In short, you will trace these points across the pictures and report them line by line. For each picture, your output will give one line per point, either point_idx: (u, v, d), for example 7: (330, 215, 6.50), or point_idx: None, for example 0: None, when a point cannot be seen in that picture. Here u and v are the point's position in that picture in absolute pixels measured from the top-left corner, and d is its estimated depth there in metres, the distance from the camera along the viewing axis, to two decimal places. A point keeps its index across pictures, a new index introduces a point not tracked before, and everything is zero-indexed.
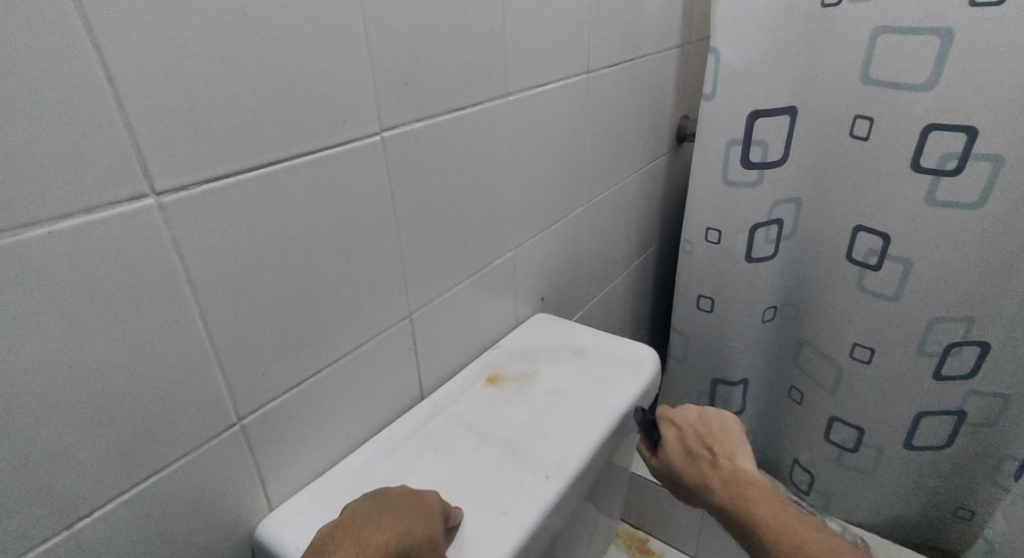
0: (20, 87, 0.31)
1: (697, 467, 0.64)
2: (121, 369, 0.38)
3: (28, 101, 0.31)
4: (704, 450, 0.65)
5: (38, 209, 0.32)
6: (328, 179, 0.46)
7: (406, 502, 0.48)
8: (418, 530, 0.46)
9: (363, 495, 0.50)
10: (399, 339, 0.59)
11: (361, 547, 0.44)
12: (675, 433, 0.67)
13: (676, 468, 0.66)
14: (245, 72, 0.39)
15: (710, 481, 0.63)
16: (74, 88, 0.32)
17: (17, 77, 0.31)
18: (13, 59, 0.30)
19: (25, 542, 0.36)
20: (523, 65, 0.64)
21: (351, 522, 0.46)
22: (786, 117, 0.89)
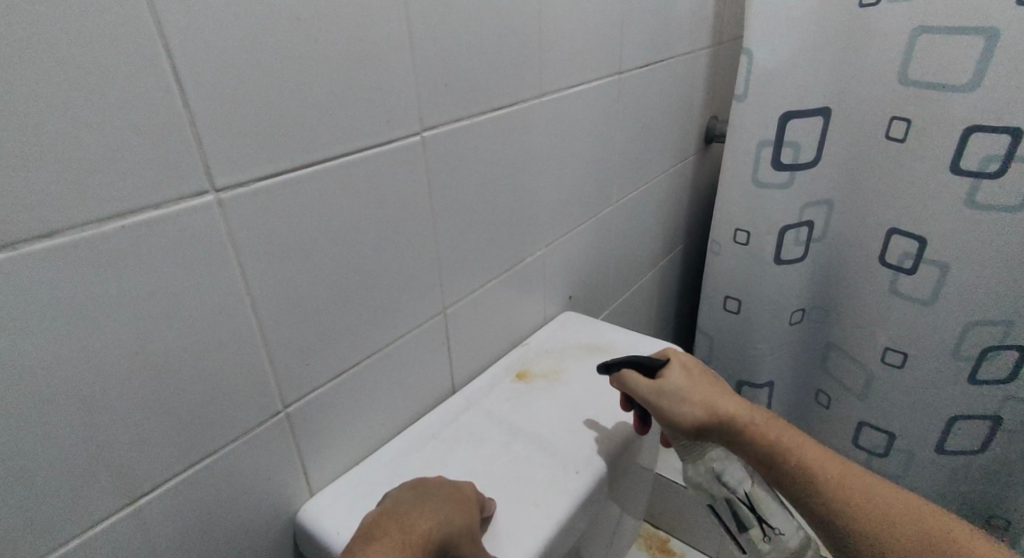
0: (99, 90, 0.33)
1: (711, 390, 0.57)
2: (181, 356, 0.40)
3: (107, 103, 0.33)
4: (711, 378, 0.59)
5: (113, 203, 0.35)
6: (371, 178, 0.48)
7: (446, 492, 0.50)
8: (458, 520, 0.47)
9: (402, 483, 0.51)
10: (434, 333, 0.60)
11: (406, 532, 0.46)
12: (676, 361, 0.60)
13: (688, 388, 0.57)
14: (299, 74, 0.41)
15: (725, 399, 0.57)
16: (146, 89, 0.35)
17: (95, 75, 0.33)
18: (94, 63, 0.33)
19: (95, 514, 0.38)
20: (557, 65, 0.65)
21: (394, 510, 0.48)
22: (819, 118, 0.89)
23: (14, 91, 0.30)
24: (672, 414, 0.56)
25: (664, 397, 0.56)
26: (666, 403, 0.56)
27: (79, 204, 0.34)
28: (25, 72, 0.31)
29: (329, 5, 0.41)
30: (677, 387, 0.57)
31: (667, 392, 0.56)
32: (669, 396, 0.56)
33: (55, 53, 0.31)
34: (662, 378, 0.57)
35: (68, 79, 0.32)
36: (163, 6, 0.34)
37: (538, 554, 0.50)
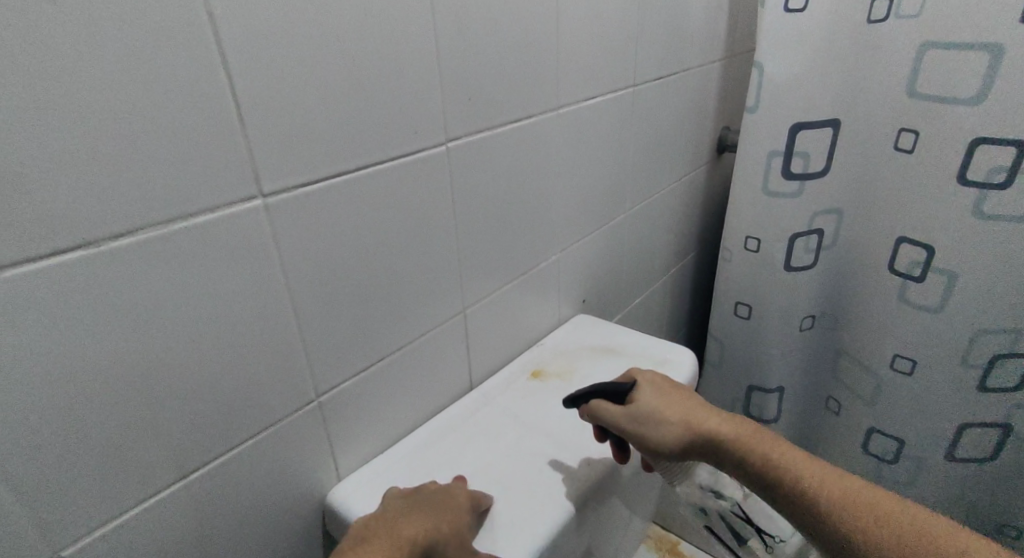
0: (169, 104, 0.37)
1: (683, 407, 0.58)
2: (228, 346, 0.44)
3: (175, 117, 0.37)
4: (681, 393, 0.60)
5: (175, 205, 0.39)
6: (401, 185, 0.52)
7: (437, 498, 0.52)
8: (445, 525, 0.49)
9: (400, 489, 0.54)
10: (455, 332, 0.64)
11: (393, 537, 0.48)
12: (644, 382, 0.61)
13: (660, 409, 0.58)
14: (339, 90, 0.45)
15: (697, 415, 0.58)
16: (207, 104, 0.39)
17: (165, 92, 0.37)
18: (166, 81, 0.36)
19: (150, 485, 0.42)
20: (575, 79, 0.69)
21: (386, 518, 0.50)
22: (828, 129, 0.91)
23: (96, 104, 0.34)
24: (650, 438, 0.57)
25: (637, 422, 0.57)
26: (642, 428, 0.57)
27: (147, 205, 0.38)
28: (107, 91, 0.35)
29: (368, 28, 0.45)
30: (649, 409, 0.58)
31: (641, 417, 0.58)
32: (644, 420, 0.58)
33: (132, 73, 0.35)
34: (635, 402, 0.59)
35: (141, 93, 0.36)
36: (225, 30, 0.38)
37: (551, 541, 0.53)
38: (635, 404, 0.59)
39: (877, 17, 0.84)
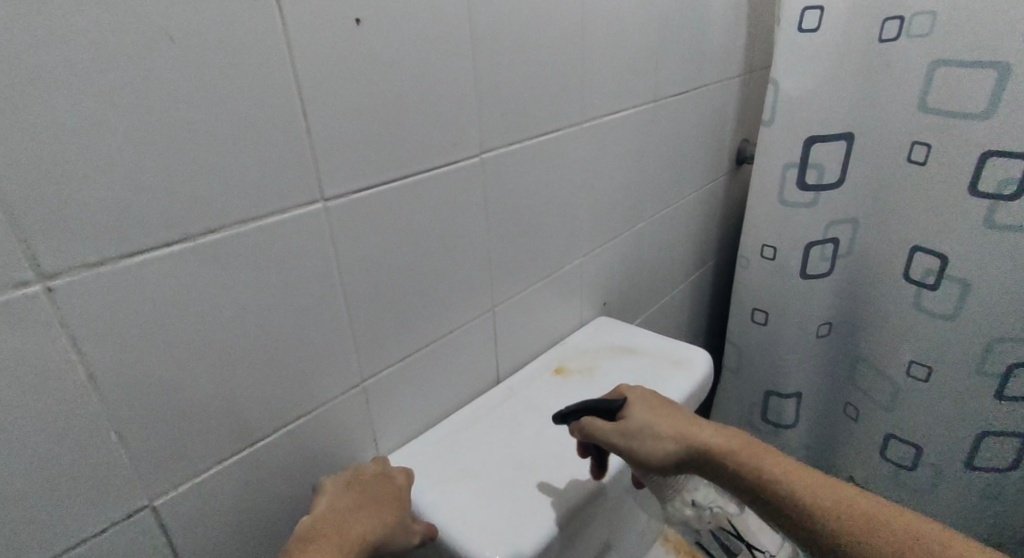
0: (250, 117, 0.41)
1: (671, 419, 0.57)
2: (293, 332, 0.48)
3: (253, 129, 0.42)
4: (672, 407, 0.60)
5: (256, 203, 0.43)
6: (441, 192, 0.57)
7: (380, 491, 0.54)
8: (392, 518, 0.52)
9: (337, 478, 0.53)
10: (484, 328, 0.69)
11: (342, 535, 0.48)
12: (633, 397, 0.61)
13: (647, 422, 0.57)
14: (391, 108, 0.50)
15: (686, 426, 0.57)
16: (282, 117, 0.43)
17: (251, 106, 0.41)
18: (248, 96, 0.41)
19: (224, 452, 0.46)
20: (598, 96, 0.74)
21: (331, 514, 0.50)
22: (843, 142, 0.95)
23: (194, 111, 0.39)
24: (640, 452, 0.57)
25: (624, 435, 0.57)
26: (630, 442, 0.57)
27: (231, 202, 0.42)
28: (206, 103, 0.39)
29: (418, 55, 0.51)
30: (637, 423, 0.58)
31: (628, 431, 0.57)
32: (632, 434, 0.57)
33: (224, 89, 0.40)
34: (623, 417, 0.59)
35: (229, 106, 0.40)
36: (300, 54, 0.43)
37: (574, 520, 0.57)
38: (623, 419, 0.59)
39: (888, 36, 0.87)
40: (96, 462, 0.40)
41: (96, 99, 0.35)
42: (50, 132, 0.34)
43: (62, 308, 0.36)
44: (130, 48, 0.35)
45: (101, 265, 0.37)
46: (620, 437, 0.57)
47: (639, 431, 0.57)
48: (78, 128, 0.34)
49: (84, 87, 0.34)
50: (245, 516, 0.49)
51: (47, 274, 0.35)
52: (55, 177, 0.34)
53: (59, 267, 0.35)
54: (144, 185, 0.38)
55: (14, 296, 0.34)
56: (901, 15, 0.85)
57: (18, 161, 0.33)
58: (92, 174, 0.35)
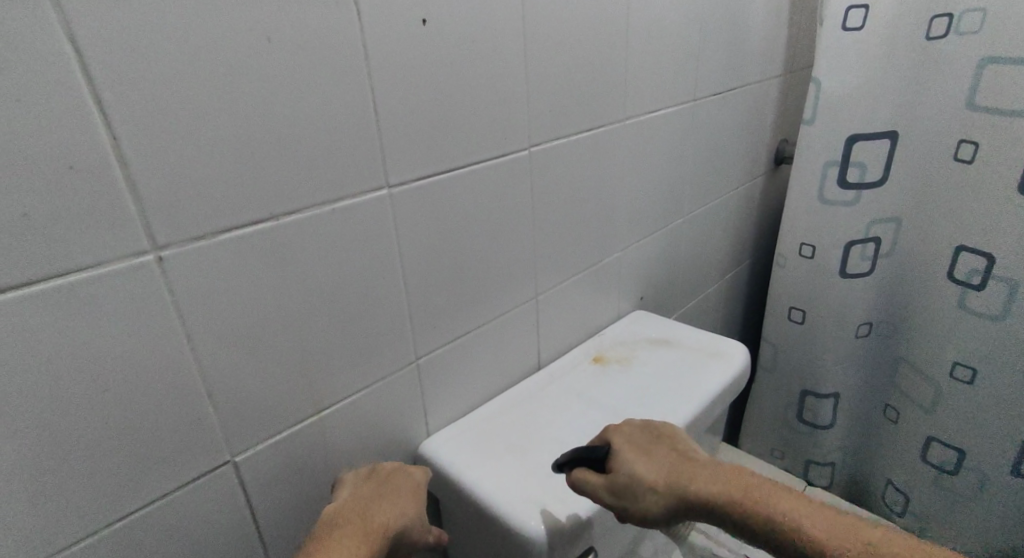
0: (330, 108, 0.45)
1: (665, 465, 0.53)
2: (359, 309, 0.52)
3: (331, 119, 0.46)
4: (665, 449, 0.55)
5: (334, 188, 0.47)
6: (492, 182, 0.60)
7: (398, 485, 0.54)
8: (409, 510, 0.52)
9: (355, 474, 0.55)
10: (526, 315, 0.72)
11: (366, 521, 0.49)
12: (622, 442, 0.56)
13: (640, 473, 0.52)
14: (449, 102, 0.53)
15: (680, 471, 0.52)
16: (356, 109, 0.47)
17: (331, 99, 0.45)
18: (328, 88, 0.45)
19: (295, 416, 0.51)
20: (641, 94, 0.77)
21: (354, 503, 0.51)
22: (886, 141, 0.95)
23: (283, 103, 0.43)
24: (635, 508, 0.52)
25: (618, 493, 0.53)
26: (625, 499, 0.53)
27: (310, 187, 0.46)
28: (294, 97, 0.43)
29: (478, 54, 0.55)
30: (628, 475, 0.53)
31: (621, 486, 0.53)
32: (625, 490, 0.53)
33: (309, 83, 0.44)
34: (612, 470, 0.54)
35: (312, 99, 0.44)
36: (373, 54, 0.47)
37: None
38: (613, 471, 0.54)
39: (935, 34, 0.86)
40: (190, 417, 0.44)
41: (206, 91, 0.39)
42: (167, 118, 0.38)
43: (170, 277, 0.40)
44: (232, 46, 0.39)
45: (202, 239, 0.41)
46: (613, 496, 0.53)
47: (632, 485, 0.52)
48: (190, 116, 0.39)
49: (197, 80, 0.39)
50: (307, 479, 0.53)
51: (158, 245, 0.39)
52: (171, 159, 0.39)
53: (170, 240, 0.40)
54: (241, 168, 0.42)
55: (131, 263, 0.39)
56: (950, 13, 0.84)
57: (146, 144, 0.37)
58: (202, 157, 0.40)
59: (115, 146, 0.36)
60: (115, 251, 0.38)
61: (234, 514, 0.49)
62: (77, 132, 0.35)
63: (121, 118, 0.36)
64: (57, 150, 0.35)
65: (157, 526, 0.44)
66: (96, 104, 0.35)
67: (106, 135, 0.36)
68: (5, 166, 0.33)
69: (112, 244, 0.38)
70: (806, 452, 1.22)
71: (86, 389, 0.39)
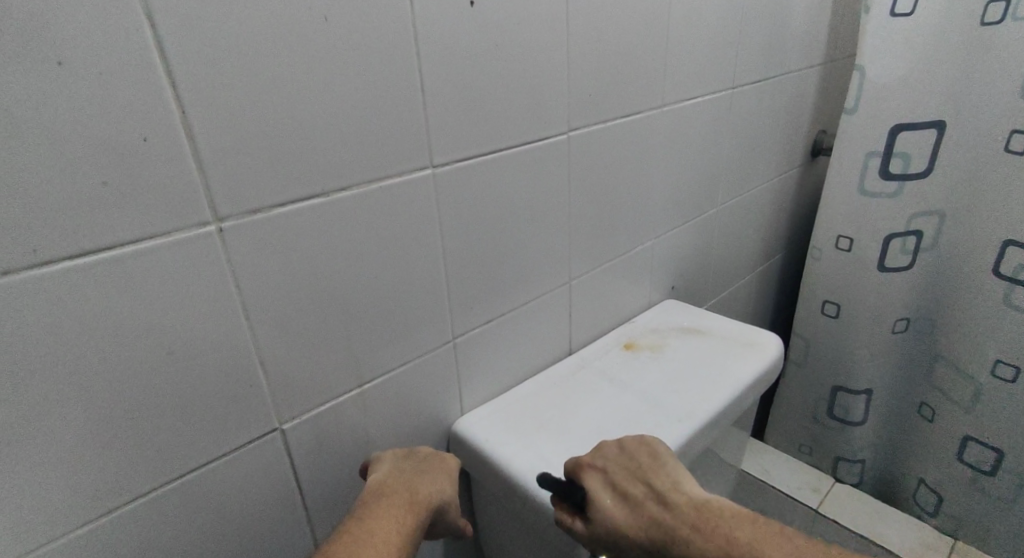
0: (380, 87, 0.46)
1: (643, 514, 0.52)
2: (401, 286, 0.54)
3: (380, 98, 0.47)
4: (642, 489, 0.53)
5: (381, 167, 0.48)
6: (530, 165, 0.61)
7: (434, 464, 0.56)
8: (447, 490, 0.54)
9: (392, 453, 0.56)
10: (559, 300, 0.73)
11: (412, 494, 0.51)
12: (600, 482, 0.54)
13: (617, 523, 0.52)
14: (492, 84, 0.54)
15: (658, 519, 0.51)
16: (403, 89, 0.48)
17: (380, 77, 0.46)
18: (378, 68, 0.46)
19: (339, 389, 0.52)
20: (679, 80, 0.76)
21: (398, 476, 0.52)
22: (933, 131, 0.92)
23: (335, 81, 0.44)
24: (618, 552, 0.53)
25: (598, 541, 0.53)
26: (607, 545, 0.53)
27: (360, 166, 0.47)
28: (345, 76, 0.44)
29: (520, 37, 0.55)
30: (605, 525, 0.52)
31: (599, 535, 0.52)
32: (605, 538, 0.52)
33: (361, 62, 0.45)
34: (590, 517, 0.53)
35: (362, 78, 0.45)
36: (421, 35, 0.47)
37: None
38: (591, 519, 0.53)
39: (991, 19, 0.83)
40: (246, 383, 0.46)
41: (266, 68, 0.40)
42: (231, 93, 0.39)
43: (229, 247, 0.42)
44: (292, 25, 0.41)
45: (260, 212, 0.43)
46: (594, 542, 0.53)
47: (610, 534, 0.52)
48: (249, 92, 0.40)
49: (259, 57, 0.40)
50: (346, 449, 0.55)
51: (220, 216, 0.41)
52: (234, 133, 0.40)
53: (230, 212, 0.42)
54: (298, 144, 0.43)
55: (196, 233, 0.41)
56: None
57: (212, 119, 0.39)
58: (260, 132, 0.41)
59: (184, 117, 0.38)
60: (182, 221, 0.40)
61: (280, 480, 0.51)
62: (150, 105, 0.37)
63: (190, 93, 0.38)
64: (131, 120, 0.36)
65: (210, 487, 0.47)
66: (169, 80, 0.37)
67: (177, 106, 0.38)
68: (84, 135, 0.35)
69: (179, 214, 0.39)
70: (836, 449, 1.20)
71: (152, 351, 0.41)
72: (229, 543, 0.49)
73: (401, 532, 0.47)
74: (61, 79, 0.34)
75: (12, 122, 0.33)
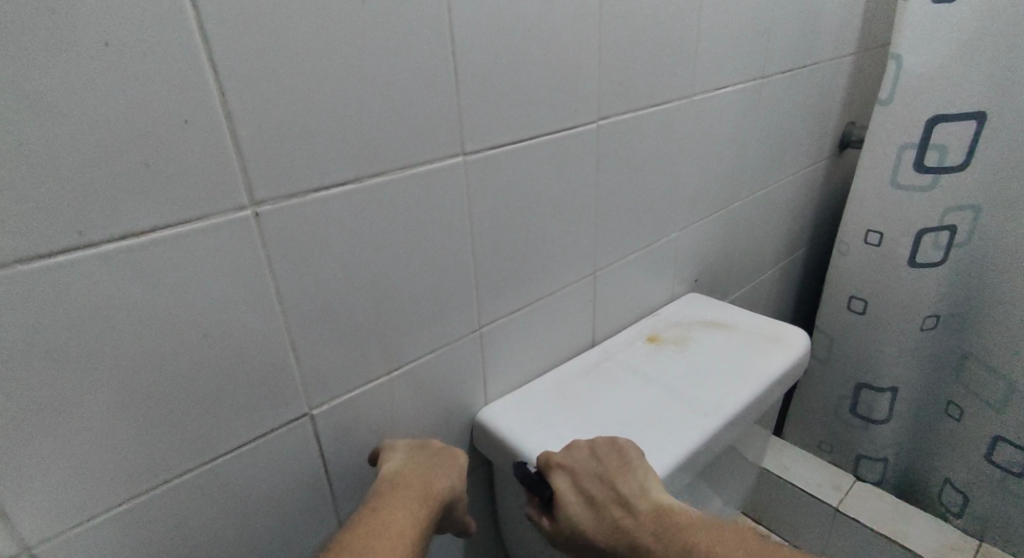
0: (415, 71, 0.46)
1: (609, 518, 0.54)
2: (430, 273, 0.53)
3: (415, 83, 0.46)
4: (609, 494, 0.54)
5: (414, 153, 0.48)
6: (558, 154, 0.60)
7: (449, 456, 0.56)
8: (459, 485, 0.54)
9: (408, 442, 0.56)
10: (585, 291, 0.72)
11: (426, 487, 0.51)
12: (568, 484, 0.55)
13: (583, 525, 0.55)
14: (524, 71, 0.53)
15: (622, 525, 0.53)
16: (438, 75, 0.47)
17: (415, 62, 0.46)
18: (415, 52, 0.45)
19: (367, 375, 0.52)
20: (710, 69, 0.75)
21: (413, 466, 0.52)
22: (973, 122, 0.89)
23: (370, 66, 0.43)
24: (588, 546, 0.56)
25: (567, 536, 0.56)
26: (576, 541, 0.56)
27: (393, 152, 0.47)
28: (380, 60, 0.44)
29: (554, 22, 0.54)
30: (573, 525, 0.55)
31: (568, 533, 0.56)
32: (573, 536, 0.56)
33: (396, 46, 0.44)
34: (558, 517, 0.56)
35: (397, 62, 0.45)
36: (457, 21, 0.47)
37: (671, 474, 0.59)
38: (560, 519, 0.56)
39: None
40: (277, 368, 0.46)
41: (304, 50, 0.40)
42: (270, 76, 0.39)
43: (263, 231, 0.42)
44: (331, 7, 0.40)
45: (295, 197, 0.43)
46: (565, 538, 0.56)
47: (578, 533, 0.55)
48: (286, 76, 0.40)
49: (297, 41, 0.40)
50: (373, 436, 0.55)
51: (257, 201, 0.41)
52: (272, 116, 0.40)
53: (267, 196, 0.42)
54: (333, 129, 0.43)
55: (233, 218, 0.41)
56: None
57: (251, 103, 0.39)
58: (297, 116, 0.41)
59: (223, 100, 0.38)
60: (220, 206, 0.40)
61: (307, 464, 0.51)
62: (192, 89, 0.37)
63: (230, 77, 0.38)
64: (171, 103, 0.36)
65: (238, 470, 0.47)
66: (211, 63, 0.37)
67: (217, 89, 0.38)
68: (126, 117, 0.35)
69: (215, 197, 0.40)
70: (858, 447, 1.18)
71: (187, 334, 0.41)
72: (257, 527, 0.50)
73: (415, 524, 0.47)
74: (105, 59, 0.34)
75: (58, 102, 0.33)
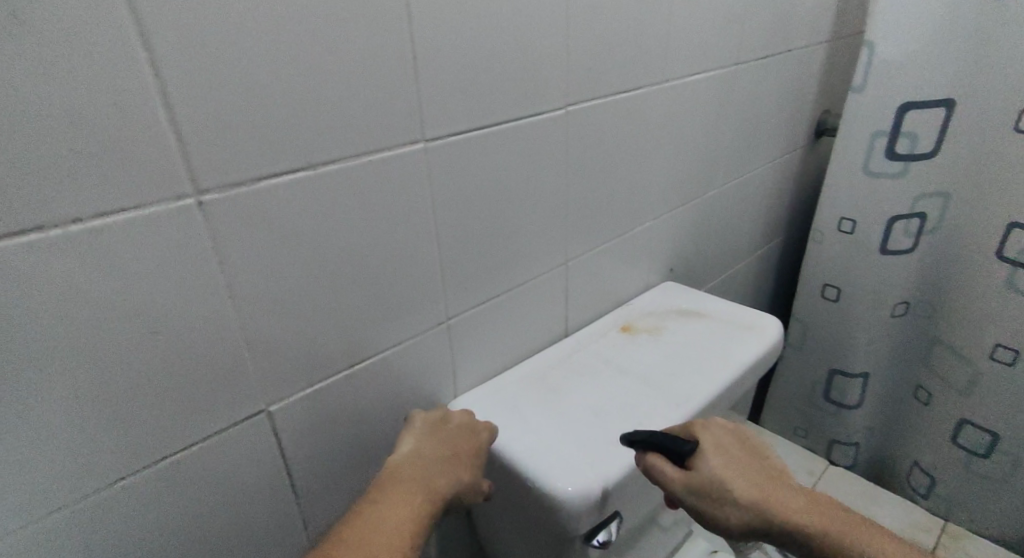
0: (369, 54, 0.44)
1: (750, 479, 0.53)
2: (392, 263, 0.52)
3: (369, 66, 0.44)
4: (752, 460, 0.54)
5: (370, 139, 0.46)
6: (525, 141, 0.59)
7: (456, 442, 0.55)
8: (465, 476, 0.53)
9: (422, 422, 0.57)
10: (556, 281, 0.71)
11: (427, 482, 0.51)
12: (712, 439, 0.55)
13: (723, 479, 0.52)
14: (486, 56, 0.51)
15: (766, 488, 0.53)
16: (394, 58, 0.46)
17: (369, 45, 0.44)
18: (368, 35, 0.44)
19: (328, 369, 0.51)
20: (682, 55, 0.74)
21: (413, 459, 0.53)
22: (942, 109, 0.89)
23: (321, 48, 0.42)
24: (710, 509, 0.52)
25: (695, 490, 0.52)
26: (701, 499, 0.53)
27: (349, 138, 0.45)
28: (332, 42, 0.42)
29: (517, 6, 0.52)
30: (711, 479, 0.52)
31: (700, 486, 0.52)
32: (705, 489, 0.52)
33: (348, 28, 0.42)
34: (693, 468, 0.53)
35: (350, 45, 0.43)
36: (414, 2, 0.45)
37: None
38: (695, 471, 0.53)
39: None
40: (230, 363, 0.45)
41: (249, 31, 0.38)
42: (209, 56, 0.37)
43: (209, 221, 0.40)
44: None
45: (243, 186, 0.41)
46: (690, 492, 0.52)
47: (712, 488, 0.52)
48: (228, 57, 0.38)
49: (239, 20, 0.38)
50: (337, 431, 0.54)
51: (201, 189, 0.39)
52: (214, 100, 0.38)
53: (213, 185, 0.40)
54: (284, 114, 0.41)
55: (176, 207, 0.39)
56: None
57: (188, 84, 0.37)
58: (242, 101, 0.39)
59: (158, 81, 0.36)
60: (163, 194, 0.38)
61: (267, 462, 0.50)
62: (124, 70, 0.35)
63: (164, 57, 0.36)
64: (103, 84, 0.34)
65: (193, 469, 0.45)
66: (141, 43, 0.35)
67: (150, 70, 0.35)
68: (51, 99, 0.33)
69: (156, 186, 0.38)
70: (831, 432, 1.19)
71: (131, 328, 0.39)
72: (215, 527, 0.49)
73: (409, 518, 0.47)
74: (24, 37, 0.31)
75: None
